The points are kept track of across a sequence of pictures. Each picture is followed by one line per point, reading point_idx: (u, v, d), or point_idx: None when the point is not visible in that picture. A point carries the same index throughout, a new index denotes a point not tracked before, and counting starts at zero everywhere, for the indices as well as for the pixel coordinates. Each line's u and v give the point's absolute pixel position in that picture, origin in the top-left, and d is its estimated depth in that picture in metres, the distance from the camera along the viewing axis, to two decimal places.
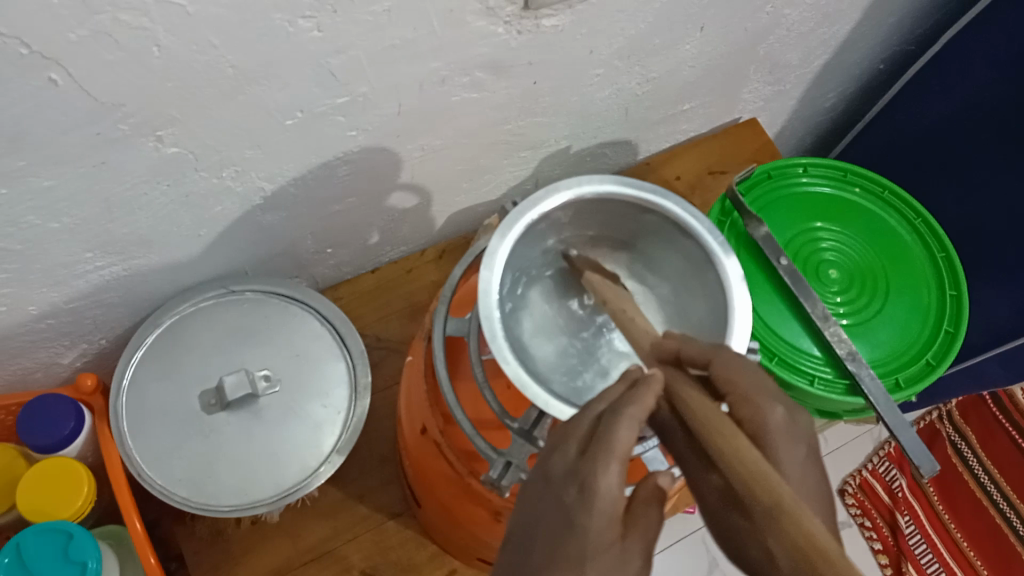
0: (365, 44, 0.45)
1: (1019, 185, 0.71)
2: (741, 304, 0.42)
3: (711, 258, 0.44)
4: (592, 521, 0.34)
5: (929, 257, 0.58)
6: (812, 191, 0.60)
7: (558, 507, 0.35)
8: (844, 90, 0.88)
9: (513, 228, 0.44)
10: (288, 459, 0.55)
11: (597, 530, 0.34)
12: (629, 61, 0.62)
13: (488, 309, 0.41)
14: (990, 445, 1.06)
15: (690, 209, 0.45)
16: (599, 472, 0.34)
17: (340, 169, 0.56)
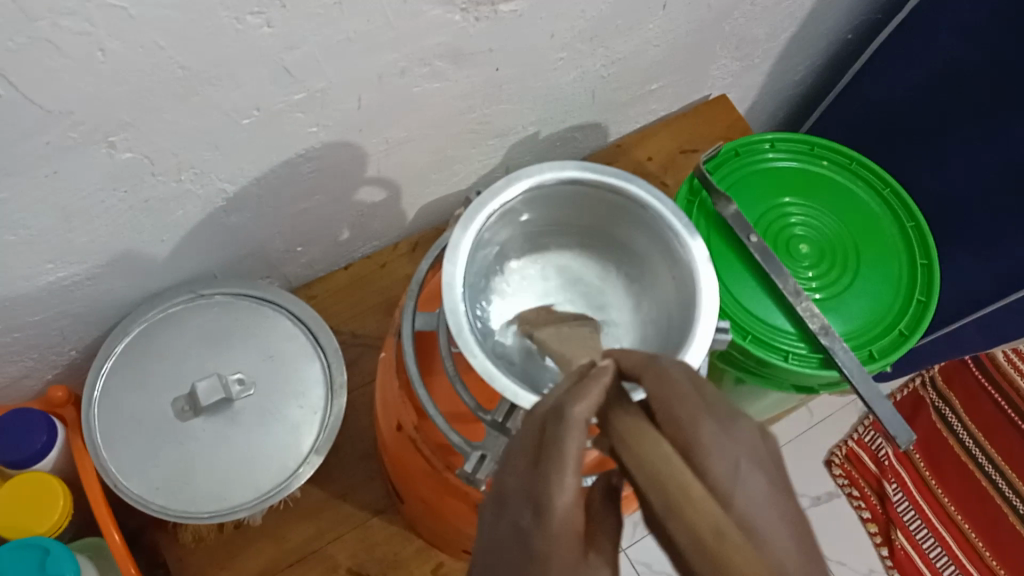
0: (319, 39, 0.45)
1: (989, 150, 0.71)
2: (707, 285, 0.42)
3: (676, 239, 0.44)
4: (552, 547, 0.29)
5: (899, 227, 0.58)
6: (780, 166, 0.60)
7: (514, 535, 0.30)
8: (814, 62, 0.87)
9: (475, 219, 0.44)
10: (266, 462, 0.55)
11: (561, 553, 0.29)
12: (592, 42, 0.62)
13: (453, 303, 0.41)
14: (974, 411, 1.07)
15: (654, 191, 0.45)
16: (555, 488, 0.30)
17: (304, 166, 0.55)
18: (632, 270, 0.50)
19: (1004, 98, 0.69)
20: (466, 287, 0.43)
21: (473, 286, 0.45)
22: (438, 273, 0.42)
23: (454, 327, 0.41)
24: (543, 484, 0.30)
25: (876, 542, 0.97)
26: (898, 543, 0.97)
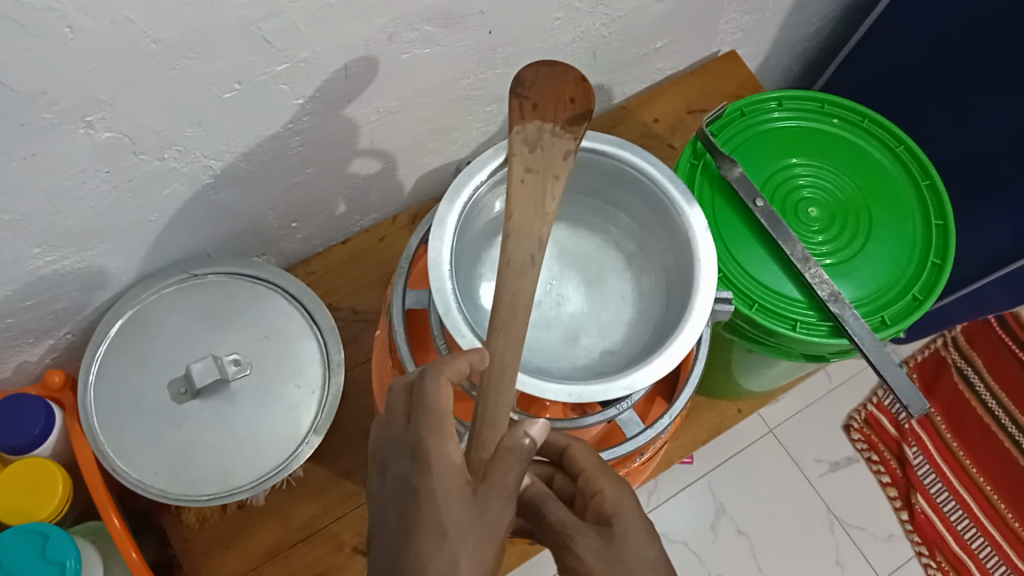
0: (299, 6, 0.43)
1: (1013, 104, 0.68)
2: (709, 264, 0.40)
3: (673, 208, 0.42)
4: (435, 484, 0.33)
5: (914, 186, 0.55)
6: (788, 126, 0.57)
7: (397, 485, 0.34)
8: (828, 14, 0.84)
9: (463, 191, 0.42)
10: (265, 443, 0.54)
11: (442, 488, 0.33)
12: (590, 0, 0.59)
13: (440, 282, 0.39)
14: (998, 370, 1.04)
15: (649, 158, 0.43)
16: (432, 438, 0.34)
17: (293, 140, 0.54)
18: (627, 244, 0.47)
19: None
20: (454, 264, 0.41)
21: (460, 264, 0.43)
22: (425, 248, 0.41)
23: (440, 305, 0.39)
24: (424, 438, 0.34)
25: (895, 507, 0.96)
26: (918, 507, 0.96)
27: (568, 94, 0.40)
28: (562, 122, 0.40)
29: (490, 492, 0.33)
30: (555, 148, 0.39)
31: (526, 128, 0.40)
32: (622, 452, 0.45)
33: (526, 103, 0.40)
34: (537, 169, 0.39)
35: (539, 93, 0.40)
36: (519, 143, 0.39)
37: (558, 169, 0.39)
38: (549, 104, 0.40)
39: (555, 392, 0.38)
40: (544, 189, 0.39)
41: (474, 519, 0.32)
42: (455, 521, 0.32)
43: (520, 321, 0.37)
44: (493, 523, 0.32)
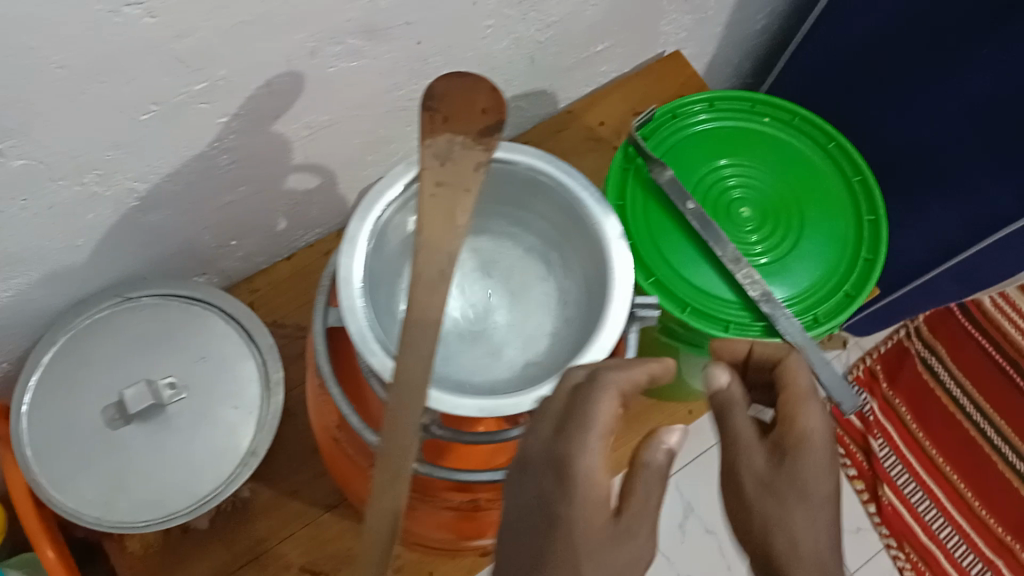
0: (211, 24, 0.43)
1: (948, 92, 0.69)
2: (623, 274, 0.40)
3: (589, 216, 0.42)
4: (576, 510, 0.32)
5: (845, 183, 0.55)
6: (719, 127, 0.57)
7: (535, 501, 0.34)
8: (772, 10, 0.84)
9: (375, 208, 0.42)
10: (202, 466, 0.53)
11: (582, 516, 0.32)
12: (520, 7, 0.59)
13: (350, 301, 0.39)
14: (960, 359, 1.06)
15: (564, 167, 0.42)
16: (579, 452, 0.33)
17: (221, 158, 0.53)
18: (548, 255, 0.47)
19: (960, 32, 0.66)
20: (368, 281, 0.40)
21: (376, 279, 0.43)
22: (335, 267, 0.40)
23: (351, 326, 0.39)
24: (570, 455, 0.33)
25: (863, 500, 0.95)
26: (885, 498, 0.95)
27: (480, 104, 0.40)
28: (473, 134, 0.39)
29: (633, 520, 0.33)
30: (466, 161, 0.39)
31: (436, 141, 0.39)
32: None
33: (436, 115, 0.40)
34: (448, 183, 0.38)
35: (450, 105, 0.40)
36: (430, 157, 0.39)
37: (469, 182, 0.38)
38: (460, 116, 0.40)
39: (468, 408, 0.38)
40: (454, 203, 0.38)
41: (613, 553, 0.32)
42: (592, 556, 0.32)
43: (430, 338, 0.36)
44: (633, 553, 0.33)
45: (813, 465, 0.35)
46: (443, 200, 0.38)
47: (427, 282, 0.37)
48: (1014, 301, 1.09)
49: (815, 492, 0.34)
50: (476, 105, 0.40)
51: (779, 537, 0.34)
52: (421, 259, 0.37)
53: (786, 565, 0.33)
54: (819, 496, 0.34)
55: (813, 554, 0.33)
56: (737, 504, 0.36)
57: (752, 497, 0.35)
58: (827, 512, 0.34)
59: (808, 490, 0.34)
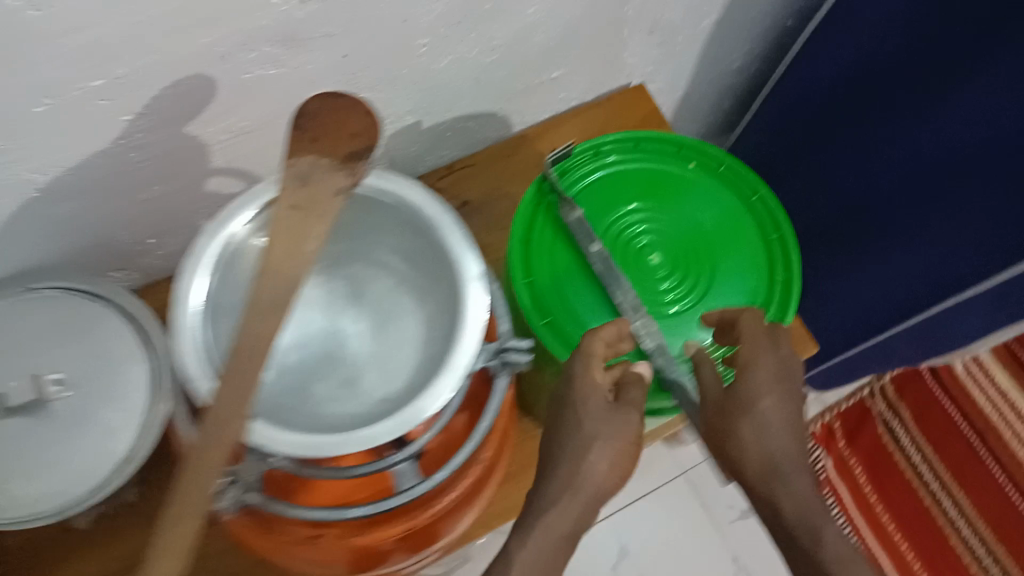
0: (106, 23, 0.42)
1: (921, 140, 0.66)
2: (474, 314, 0.38)
3: (449, 252, 0.39)
4: (581, 392, 0.45)
5: (762, 240, 0.54)
6: (643, 167, 0.55)
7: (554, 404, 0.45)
8: (751, 49, 0.82)
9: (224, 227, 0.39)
10: (77, 467, 0.52)
11: (583, 396, 0.45)
12: (460, 27, 0.56)
13: (184, 322, 0.38)
14: (923, 420, 1.06)
15: (429, 197, 0.39)
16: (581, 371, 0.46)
17: (130, 157, 0.52)
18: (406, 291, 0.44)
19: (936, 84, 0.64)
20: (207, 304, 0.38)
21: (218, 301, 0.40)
22: (177, 285, 0.39)
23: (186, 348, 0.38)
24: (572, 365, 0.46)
25: None
26: None
27: (352, 128, 0.38)
28: (339, 159, 0.38)
29: (623, 405, 0.44)
30: (326, 187, 0.37)
31: (299, 161, 0.37)
32: (389, 506, 0.42)
33: (305, 134, 0.38)
34: (303, 207, 0.37)
35: (321, 125, 0.38)
36: (290, 177, 0.37)
37: (324, 209, 0.37)
38: (328, 138, 0.38)
39: (284, 445, 0.35)
40: (305, 229, 0.37)
41: (606, 418, 0.44)
42: (591, 414, 0.44)
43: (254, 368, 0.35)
44: (624, 426, 0.43)
45: (758, 381, 0.44)
46: (294, 225, 0.37)
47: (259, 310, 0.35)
48: (986, 368, 1.09)
49: (773, 390, 0.44)
50: (348, 129, 0.39)
51: (741, 439, 0.42)
52: (258, 284, 0.36)
53: (753, 461, 0.41)
54: (764, 406, 0.43)
55: (770, 450, 0.41)
56: (724, 419, 0.43)
57: (716, 422, 0.44)
58: (773, 412, 0.43)
59: (763, 394, 0.43)
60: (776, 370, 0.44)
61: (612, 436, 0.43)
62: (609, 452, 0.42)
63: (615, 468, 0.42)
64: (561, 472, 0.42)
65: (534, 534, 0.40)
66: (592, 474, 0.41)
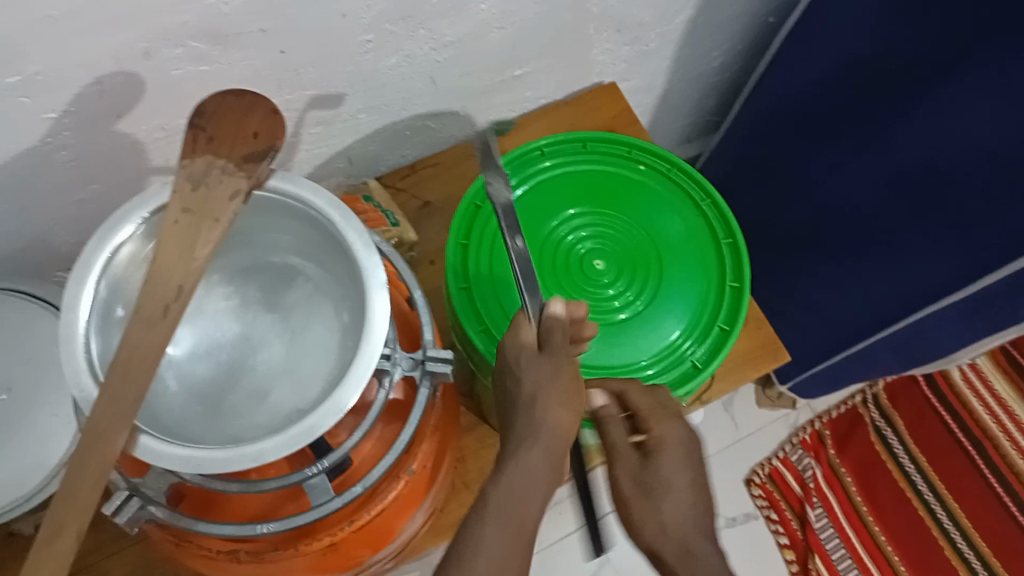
0: (9, 14, 0.40)
1: (909, 144, 0.62)
2: (380, 321, 0.35)
3: (356, 258, 0.36)
4: (513, 355, 0.41)
5: (713, 245, 0.55)
6: (591, 172, 0.56)
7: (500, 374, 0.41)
8: (732, 46, 0.79)
9: (122, 227, 0.35)
10: (10, 474, 0.51)
11: (516, 350, 0.41)
12: (407, 24, 0.54)
13: (70, 330, 0.33)
14: (917, 429, 1.02)
15: (333, 200, 0.37)
16: (512, 338, 0.41)
17: (60, 156, 0.51)
18: (315, 298, 0.41)
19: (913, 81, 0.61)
20: (99, 311, 0.35)
21: (111, 311, 0.35)
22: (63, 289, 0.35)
23: (72, 362, 0.34)
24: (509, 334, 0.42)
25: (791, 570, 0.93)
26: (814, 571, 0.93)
27: (252, 127, 0.37)
28: (238, 159, 0.36)
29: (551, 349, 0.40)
30: (222, 188, 0.35)
31: (195, 163, 0.36)
32: (299, 523, 0.38)
33: (202, 134, 0.36)
34: (195, 212, 0.35)
35: (220, 123, 0.36)
36: (182, 179, 0.35)
37: (218, 212, 0.35)
38: (225, 138, 0.36)
39: (168, 458, 0.32)
40: (198, 233, 0.35)
41: (539, 372, 0.39)
42: (524, 366, 0.40)
43: (142, 379, 0.33)
44: (558, 374, 0.39)
45: (668, 459, 0.45)
46: (185, 229, 0.35)
47: (148, 317, 0.33)
48: (984, 375, 1.06)
49: (683, 458, 0.45)
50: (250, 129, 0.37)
51: (650, 525, 0.43)
52: (144, 289, 0.34)
53: (667, 544, 0.42)
54: (674, 484, 0.44)
55: (682, 529, 0.43)
56: (642, 492, 0.44)
57: (629, 495, 0.44)
58: (685, 492, 0.44)
59: (678, 470, 0.44)
60: (690, 444, 0.45)
61: (551, 384, 0.39)
62: (558, 401, 0.39)
63: (570, 415, 0.39)
64: (516, 430, 0.38)
65: (494, 491, 0.36)
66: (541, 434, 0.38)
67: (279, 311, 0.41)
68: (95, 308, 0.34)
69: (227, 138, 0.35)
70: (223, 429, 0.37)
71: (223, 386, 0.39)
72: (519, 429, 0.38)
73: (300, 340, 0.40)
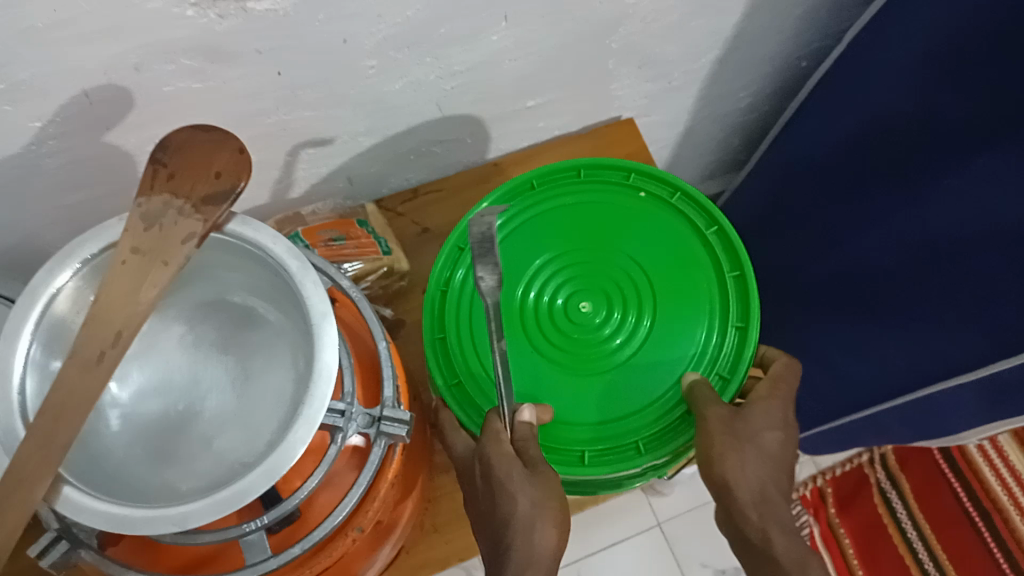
0: None
1: (936, 211, 0.59)
2: (323, 385, 0.33)
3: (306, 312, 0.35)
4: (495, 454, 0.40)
5: (719, 278, 0.53)
6: (587, 199, 0.56)
7: (480, 492, 0.41)
8: (763, 87, 0.76)
9: (68, 267, 0.35)
10: None
11: (497, 448, 0.41)
12: (414, 51, 0.52)
13: (5, 366, 0.33)
14: (923, 497, 0.99)
15: (292, 249, 0.36)
16: (492, 440, 0.41)
17: (46, 161, 0.50)
18: (274, 341, 0.40)
19: (951, 148, 0.57)
20: (39, 349, 0.35)
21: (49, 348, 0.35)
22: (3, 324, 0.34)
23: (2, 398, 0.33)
24: (483, 442, 0.42)
25: None
26: None
27: (216, 167, 0.36)
28: (195, 200, 0.35)
29: (540, 464, 0.40)
30: (175, 229, 0.35)
31: (150, 202, 0.35)
32: None
33: (162, 170, 0.35)
34: (145, 252, 0.34)
35: (182, 160, 0.36)
36: (135, 220, 0.34)
37: (169, 254, 0.34)
38: (186, 175, 0.35)
39: (84, 513, 0.31)
40: (145, 275, 0.34)
41: (528, 488, 0.39)
42: (504, 479, 0.39)
43: (72, 428, 0.32)
44: (550, 484, 0.39)
45: (765, 408, 0.45)
46: (130, 271, 0.34)
47: (85, 363, 0.33)
48: (1002, 450, 1.00)
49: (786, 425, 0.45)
50: (212, 168, 0.36)
51: (729, 470, 0.42)
52: (84, 331, 0.33)
53: (745, 496, 0.41)
54: (766, 437, 0.44)
55: (763, 487, 0.42)
56: (727, 450, 0.43)
57: (713, 447, 0.43)
58: (771, 445, 0.43)
59: (775, 434, 0.44)
60: (773, 392, 0.47)
61: (543, 497, 0.38)
62: (555, 521, 0.38)
63: (561, 532, 0.38)
64: (512, 558, 0.36)
65: None
66: (538, 564, 0.36)
67: (235, 353, 0.41)
68: (33, 347, 0.34)
69: (184, 178, 0.34)
70: (161, 475, 0.36)
71: (171, 430, 0.39)
72: (510, 541, 0.37)
73: (250, 384, 0.40)
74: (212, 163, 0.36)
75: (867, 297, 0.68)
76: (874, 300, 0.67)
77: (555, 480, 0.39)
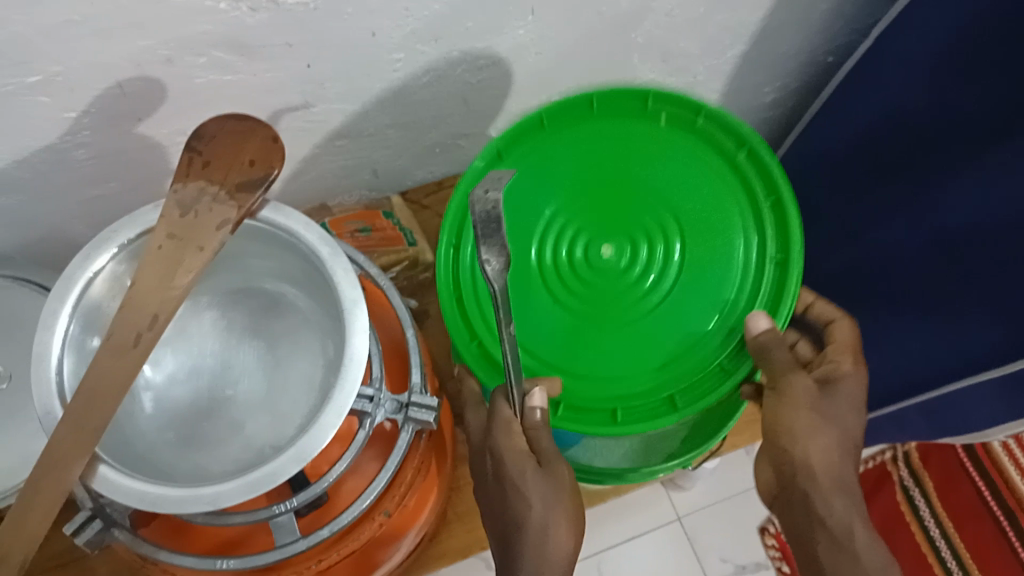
0: (26, 18, 0.40)
1: (953, 207, 0.58)
2: (355, 369, 0.34)
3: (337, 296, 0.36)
4: (506, 450, 0.41)
5: (751, 205, 0.49)
6: (603, 123, 0.51)
7: (493, 484, 0.42)
8: (787, 82, 0.76)
9: (104, 250, 0.36)
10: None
11: (508, 445, 0.41)
12: (438, 44, 0.52)
13: (43, 348, 0.34)
14: (948, 496, 0.98)
15: (322, 233, 0.36)
16: (502, 434, 0.42)
17: (76, 153, 0.51)
18: (304, 327, 0.41)
19: (970, 142, 0.57)
20: (75, 332, 0.35)
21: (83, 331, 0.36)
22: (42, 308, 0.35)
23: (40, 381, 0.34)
24: (492, 435, 0.42)
25: None
26: None
27: (248, 155, 0.36)
28: (228, 186, 0.36)
29: (552, 461, 0.41)
30: (208, 215, 0.35)
31: (185, 189, 0.36)
32: (261, 562, 0.38)
33: (197, 158, 0.36)
34: (180, 238, 0.35)
35: (216, 148, 0.36)
36: (171, 206, 0.35)
37: (202, 240, 0.35)
38: (219, 163, 0.36)
39: (120, 491, 0.32)
40: (180, 260, 0.35)
41: (541, 485, 0.40)
42: (514, 476, 0.40)
43: (107, 409, 0.33)
44: (562, 481, 0.41)
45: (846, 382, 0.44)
46: (165, 256, 0.35)
47: (120, 346, 0.34)
48: None
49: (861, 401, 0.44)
50: (245, 156, 0.37)
51: (813, 451, 0.41)
52: (120, 315, 0.34)
53: (828, 479, 0.41)
54: (849, 417, 0.43)
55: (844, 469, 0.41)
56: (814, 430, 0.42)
57: (798, 424, 0.42)
58: (852, 425, 0.43)
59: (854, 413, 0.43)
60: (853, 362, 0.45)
61: (554, 494, 0.40)
62: (567, 517, 0.40)
63: (570, 527, 0.40)
64: (525, 558, 0.38)
65: None
66: (553, 565, 0.38)
67: (267, 338, 0.42)
68: (70, 329, 0.35)
69: (218, 165, 0.35)
70: (193, 458, 0.37)
71: (203, 412, 0.39)
72: (524, 535, 0.39)
73: (281, 368, 0.41)
74: (244, 152, 0.37)
75: (890, 292, 0.67)
76: (896, 295, 0.66)
77: (567, 477, 0.41)
